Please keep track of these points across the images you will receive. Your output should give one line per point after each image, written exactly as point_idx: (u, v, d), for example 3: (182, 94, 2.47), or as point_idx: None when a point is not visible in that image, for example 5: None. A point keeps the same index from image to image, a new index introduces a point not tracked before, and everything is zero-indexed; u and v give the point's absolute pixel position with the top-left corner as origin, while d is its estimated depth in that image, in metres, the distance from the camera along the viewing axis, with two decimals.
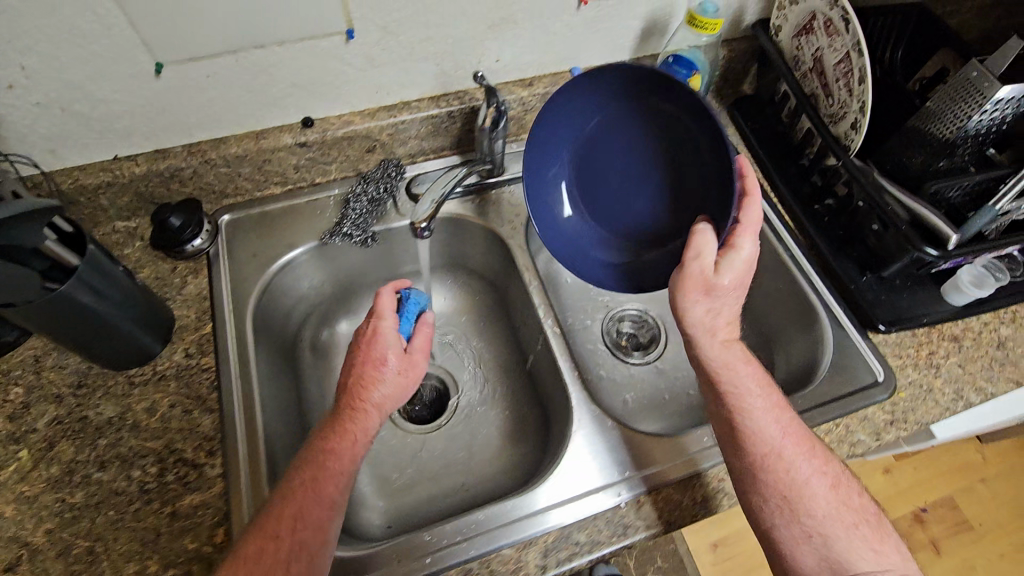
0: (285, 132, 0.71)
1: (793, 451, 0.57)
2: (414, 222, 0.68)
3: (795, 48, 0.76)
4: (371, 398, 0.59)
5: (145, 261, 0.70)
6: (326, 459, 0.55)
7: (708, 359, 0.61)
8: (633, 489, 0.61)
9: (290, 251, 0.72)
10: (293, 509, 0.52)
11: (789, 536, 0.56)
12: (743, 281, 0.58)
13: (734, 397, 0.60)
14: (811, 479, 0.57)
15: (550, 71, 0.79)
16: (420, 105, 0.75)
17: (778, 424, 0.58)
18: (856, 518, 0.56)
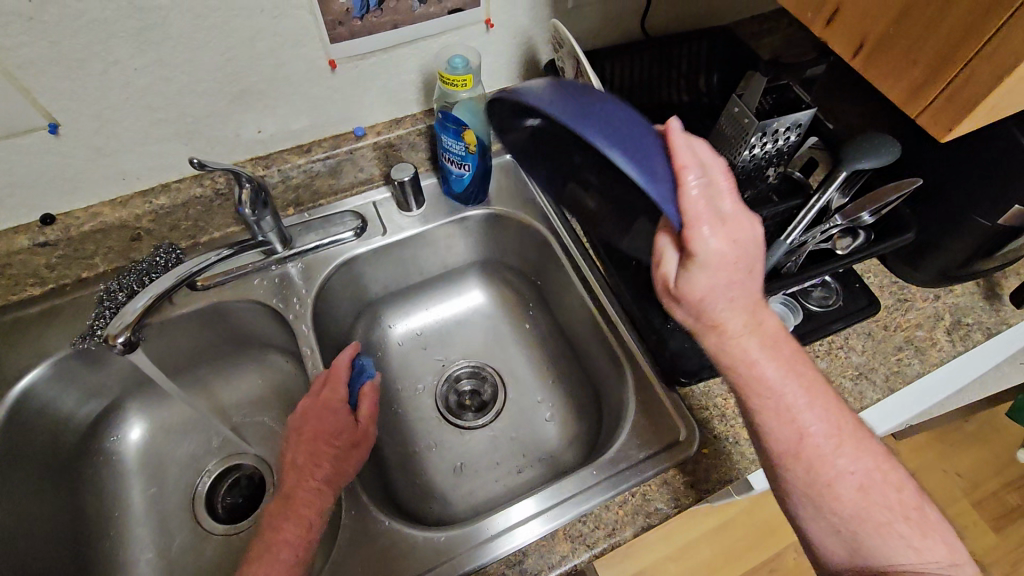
0: (20, 233, 0.65)
1: (820, 444, 0.50)
2: (108, 334, 0.59)
3: (579, 89, 0.73)
4: (323, 477, 0.58)
5: None
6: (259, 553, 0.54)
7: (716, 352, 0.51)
8: (646, 470, 0.61)
9: (42, 361, 0.66)
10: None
11: (816, 529, 0.51)
12: (721, 277, 0.46)
13: (755, 398, 0.50)
14: (838, 476, 0.49)
15: (331, 134, 0.75)
16: (180, 185, 0.69)
17: (801, 415, 0.50)
18: (885, 517, 0.48)
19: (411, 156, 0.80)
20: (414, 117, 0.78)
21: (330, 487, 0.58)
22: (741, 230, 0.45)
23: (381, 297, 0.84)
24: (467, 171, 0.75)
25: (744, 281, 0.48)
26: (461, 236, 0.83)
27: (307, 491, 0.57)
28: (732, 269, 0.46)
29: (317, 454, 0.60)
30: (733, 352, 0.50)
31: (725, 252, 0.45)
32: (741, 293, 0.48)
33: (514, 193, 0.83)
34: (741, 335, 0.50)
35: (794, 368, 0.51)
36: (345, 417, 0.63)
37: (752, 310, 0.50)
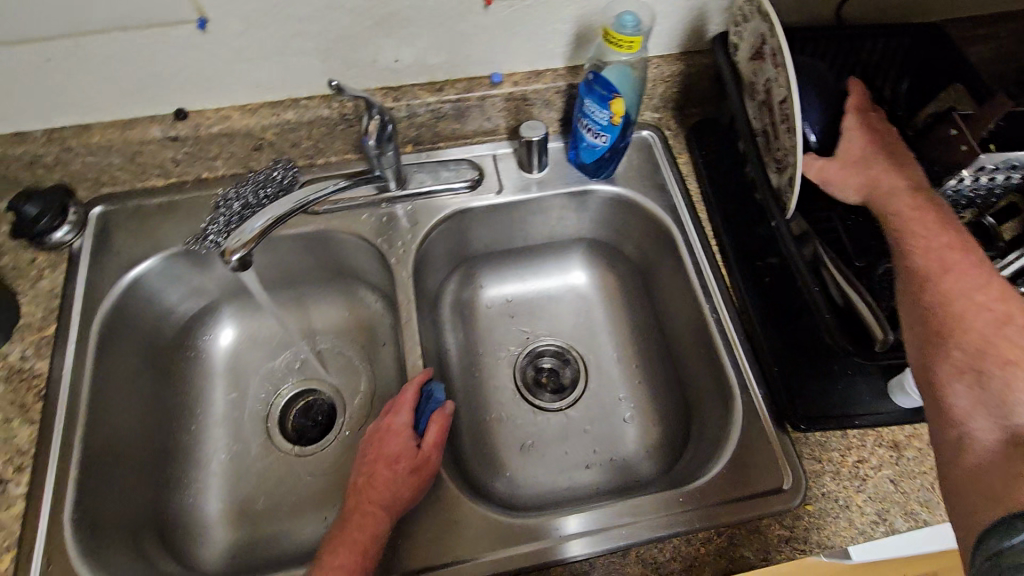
0: (153, 123, 0.65)
1: (963, 285, 0.48)
2: (226, 250, 0.54)
3: (751, 74, 0.64)
4: (380, 500, 0.55)
5: (6, 246, 0.66)
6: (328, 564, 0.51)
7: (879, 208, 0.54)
8: (771, 505, 0.56)
9: (156, 254, 0.67)
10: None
11: (944, 375, 0.47)
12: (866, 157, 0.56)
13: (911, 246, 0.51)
14: (975, 314, 0.47)
15: (466, 75, 0.70)
16: (309, 103, 0.67)
17: (955, 255, 0.50)
18: (1016, 355, 0.45)
19: (542, 114, 0.75)
20: (555, 72, 0.71)
21: (387, 514, 0.54)
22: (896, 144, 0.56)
23: (480, 256, 0.81)
24: (604, 143, 0.68)
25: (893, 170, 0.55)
26: (576, 210, 0.78)
27: (361, 516, 0.54)
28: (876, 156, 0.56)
29: (379, 478, 0.56)
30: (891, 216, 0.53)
31: (850, 141, 0.57)
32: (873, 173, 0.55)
33: (644, 176, 0.76)
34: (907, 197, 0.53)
35: (949, 221, 0.51)
36: (406, 444, 0.59)
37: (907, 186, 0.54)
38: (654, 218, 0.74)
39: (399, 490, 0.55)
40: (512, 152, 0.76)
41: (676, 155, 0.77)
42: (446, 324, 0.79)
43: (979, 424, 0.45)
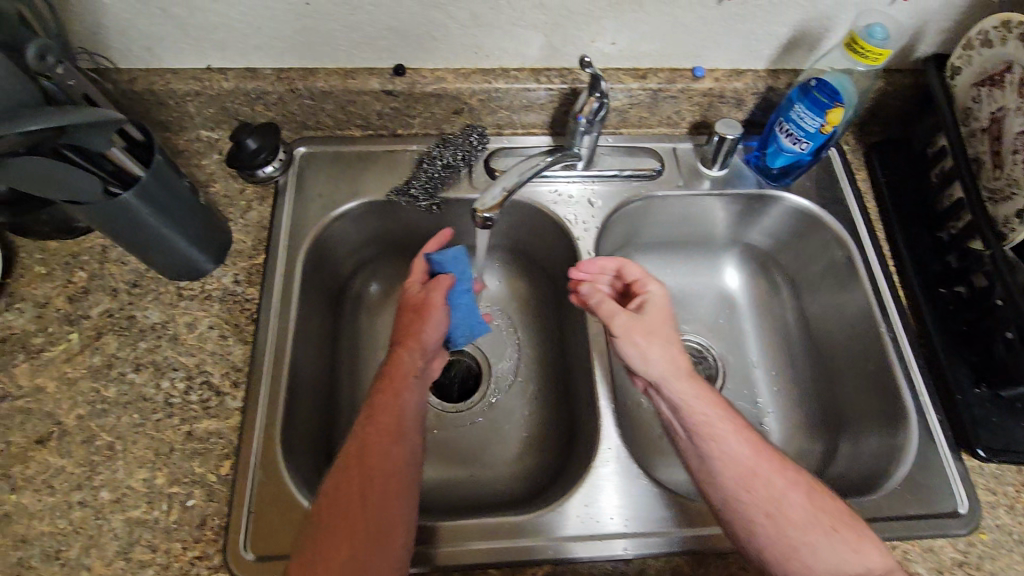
0: (373, 76, 0.67)
1: (705, 418, 0.55)
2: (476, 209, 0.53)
3: (972, 101, 0.65)
4: (406, 340, 0.60)
5: (217, 176, 0.70)
6: (375, 404, 0.56)
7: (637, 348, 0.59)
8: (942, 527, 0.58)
9: (356, 198, 0.71)
10: (338, 475, 0.51)
11: (770, 554, 0.49)
12: (665, 316, 0.61)
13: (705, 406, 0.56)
14: (727, 445, 0.53)
15: (670, 66, 0.70)
16: (518, 75, 0.69)
17: (679, 390, 0.57)
18: (840, 522, 0.50)
19: (731, 114, 0.75)
20: (756, 73, 0.71)
21: (412, 348, 0.60)
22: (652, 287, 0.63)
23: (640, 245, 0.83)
24: (803, 149, 0.68)
25: (666, 318, 0.61)
26: (744, 214, 0.79)
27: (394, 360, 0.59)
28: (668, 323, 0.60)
29: (404, 329, 0.62)
30: (669, 378, 0.57)
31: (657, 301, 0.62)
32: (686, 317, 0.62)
33: (822, 187, 0.76)
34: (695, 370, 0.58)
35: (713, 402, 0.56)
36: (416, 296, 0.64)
37: (680, 361, 0.57)
38: (830, 233, 0.74)
39: (415, 334, 0.61)
40: (693, 147, 0.77)
41: (854, 171, 0.77)
42: None
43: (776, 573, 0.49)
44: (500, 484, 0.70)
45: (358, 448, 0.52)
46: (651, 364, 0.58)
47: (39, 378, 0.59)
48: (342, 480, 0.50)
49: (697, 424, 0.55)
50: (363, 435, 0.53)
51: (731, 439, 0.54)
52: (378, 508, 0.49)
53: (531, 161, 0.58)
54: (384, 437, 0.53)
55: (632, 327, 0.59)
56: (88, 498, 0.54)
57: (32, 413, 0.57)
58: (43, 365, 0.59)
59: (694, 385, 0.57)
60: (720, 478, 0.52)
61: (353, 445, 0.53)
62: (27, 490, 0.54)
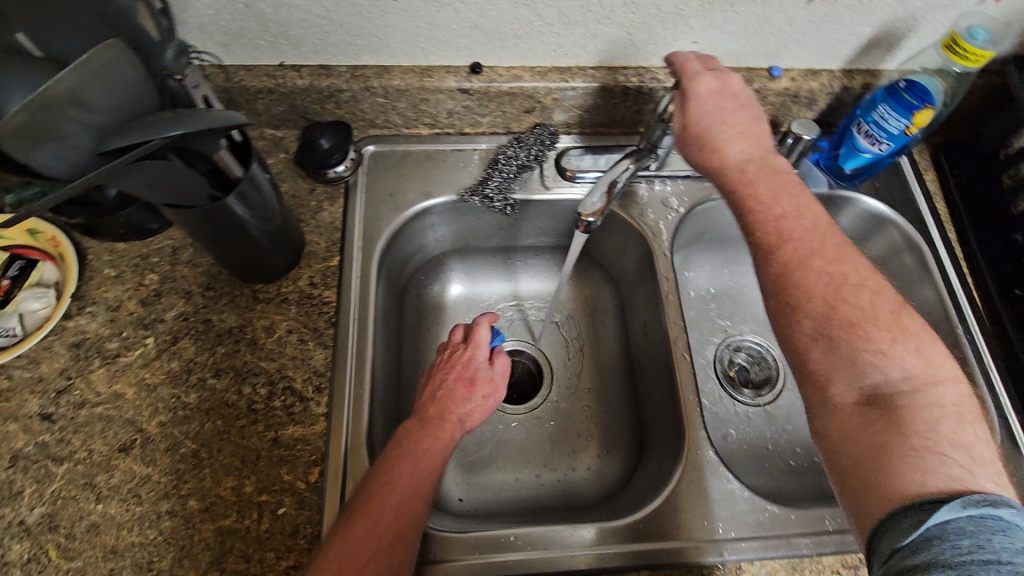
0: (449, 74, 0.66)
1: (749, 198, 0.56)
2: (581, 214, 0.56)
3: None
4: (456, 411, 0.58)
5: (286, 176, 0.69)
6: (421, 454, 0.53)
7: (697, 151, 0.59)
8: None
9: (427, 199, 0.69)
10: (358, 522, 0.47)
11: (798, 342, 0.50)
12: (714, 109, 0.58)
13: (726, 185, 0.57)
14: (768, 223, 0.54)
15: (746, 66, 0.70)
16: (595, 74, 0.68)
17: (747, 179, 0.56)
18: (858, 318, 0.48)
19: (801, 114, 0.74)
20: (830, 74, 0.71)
21: (460, 425, 0.58)
22: (726, 84, 0.58)
23: (700, 243, 0.83)
24: (881, 150, 0.68)
25: (710, 107, 0.58)
26: None
27: (445, 423, 0.57)
28: (723, 119, 0.58)
29: (441, 396, 0.59)
30: (733, 169, 0.57)
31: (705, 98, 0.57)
32: (732, 111, 0.58)
33: (892, 188, 0.75)
34: (741, 158, 0.57)
35: (781, 191, 0.55)
36: (473, 372, 0.61)
37: (719, 146, 0.57)
38: (900, 234, 0.74)
39: (457, 403, 0.59)
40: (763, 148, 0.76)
41: (923, 172, 0.77)
42: None
43: (838, 388, 0.48)
44: (568, 488, 0.69)
45: (384, 502, 0.49)
46: (694, 149, 0.59)
47: (116, 385, 0.57)
48: (369, 530, 0.47)
49: (738, 206, 0.56)
50: (390, 488, 0.50)
51: (776, 234, 0.53)
52: (400, 540, 0.48)
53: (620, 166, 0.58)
54: (415, 495, 0.50)
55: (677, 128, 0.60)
56: (175, 508, 0.53)
57: (113, 421, 0.56)
58: (120, 370, 0.58)
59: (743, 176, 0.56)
60: (765, 272, 0.53)
61: (377, 494, 0.49)
62: (113, 500, 0.52)
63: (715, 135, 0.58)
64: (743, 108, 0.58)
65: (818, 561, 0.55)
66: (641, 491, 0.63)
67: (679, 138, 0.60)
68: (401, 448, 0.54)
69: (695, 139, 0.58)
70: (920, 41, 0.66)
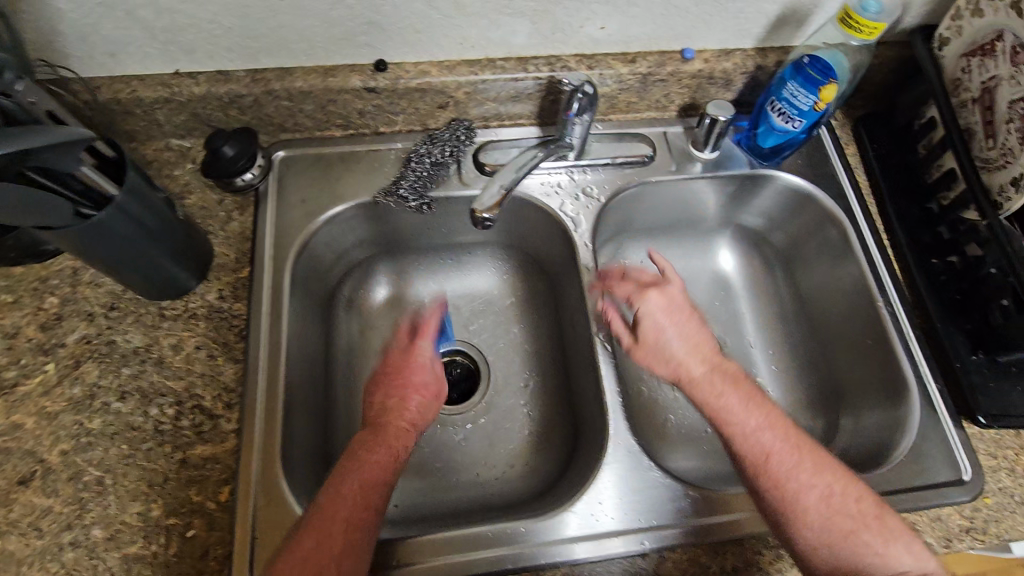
0: (354, 73, 0.64)
1: (734, 405, 0.56)
2: (475, 209, 0.53)
3: (961, 70, 0.63)
4: (405, 416, 0.58)
5: (193, 188, 0.67)
6: (368, 466, 0.52)
7: (664, 361, 0.60)
8: (957, 496, 0.58)
9: (341, 203, 0.68)
10: (309, 536, 0.47)
11: (800, 548, 0.50)
12: (673, 313, 0.62)
13: (693, 390, 0.58)
14: (755, 438, 0.54)
15: (658, 49, 0.69)
16: (505, 65, 0.67)
17: (752, 419, 0.55)
18: (852, 527, 0.50)
19: (720, 94, 0.74)
20: (744, 52, 0.70)
21: (411, 431, 0.58)
22: (667, 292, 0.63)
23: (632, 230, 0.81)
24: (796, 128, 0.67)
25: (666, 327, 0.61)
26: (736, 195, 0.78)
27: (395, 429, 0.56)
28: (698, 347, 0.60)
29: (387, 408, 0.58)
30: (699, 383, 0.58)
31: (653, 310, 0.62)
32: (682, 328, 0.61)
33: (813, 165, 0.76)
34: (703, 371, 0.59)
35: (764, 405, 0.56)
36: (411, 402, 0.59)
37: (675, 365, 0.59)
38: (821, 209, 0.74)
39: (405, 411, 0.58)
40: (683, 131, 0.76)
41: (844, 146, 0.77)
42: None
43: None
44: (504, 486, 0.69)
45: (335, 514, 0.48)
46: (665, 363, 0.60)
47: (14, 416, 0.55)
48: (312, 546, 0.46)
49: (716, 423, 0.56)
50: (337, 501, 0.49)
51: (761, 453, 0.53)
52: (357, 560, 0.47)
53: (522, 160, 0.58)
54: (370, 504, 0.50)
55: (636, 349, 0.62)
56: (79, 538, 0.51)
57: (11, 453, 0.53)
58: (18, 401, 0.55)
59: (729, 400, 0.56)
60: (756, 493, 0.53)
61: (328, 508, 0.49)
62: (11, 535, 0.50)
63: (670, 357, 0.60)
64: (694, 323, 0.62)
65: (740, 543, 0.56)
66: (572, 483, 0.63)
67: (637, 353, 0.62)
68: (349, 461, 0.52)
69: (651, 352, 0.61)
70: (827, 15, 0.66)
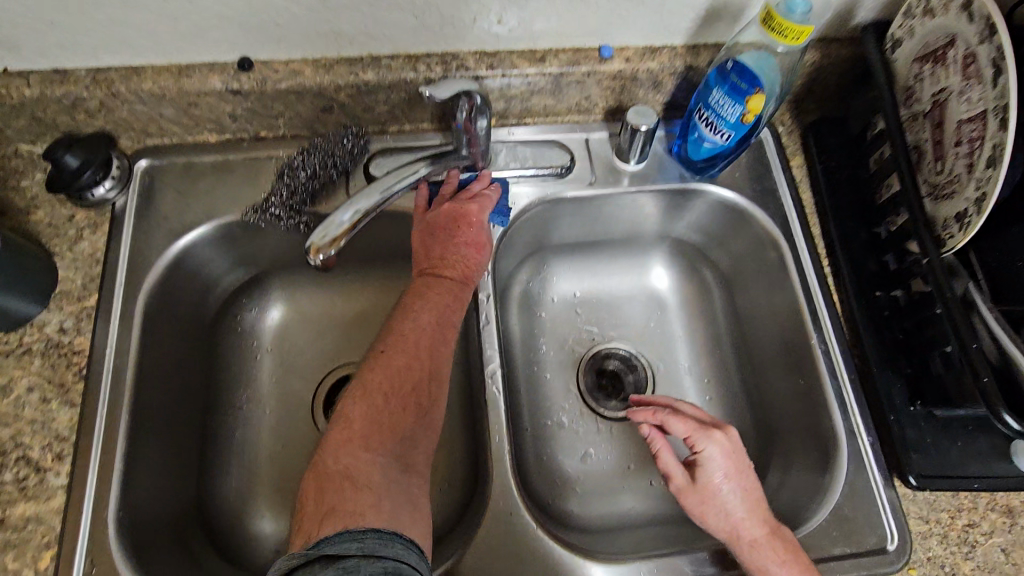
0: (214, 73, 0.56)
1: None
2: (313, 247, 0.45)
3: (914, 79, 0.55)
4: (457, 274, 0.57)
5: (41, 200, 0.59)
6: (429, 305, 0.54)
7: (720, 520, 0.49)
8: (875, 567, 0.52)
9: (211, 220, 0.60)
10: (392, 357, 0.51)
11: None
12: (736, 465, 0.50)
13: (746, 558, 0.48)
14: None
15: (571, 46, 0.60)
16: (392, 64, 0.58)
17: None
18: None
19: (648, 97, 0.65)
20: (672, 50, 0.62)
21: (465, 281, 0.57)
22: (731, 433, 0.52)
23: (555, 245, 0.74)
24: (725, 140, 0.59)
25: (727, 478, 0.50)
26: (669, 209, 0.70)
27: (449, 283, 0.56)
28: (754, 500, 0.49)
29: (447, 257, 0.57)
30: (754, 548, 0.48)
31: (714, 459, 0.50)
32: (744, 480, 0.50)
33: (752, 179, 0.67)
34: (760, 534, 0.48)
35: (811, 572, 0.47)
36: (476, 233, 0.58)
37: (732, 532, 0.48)
38: (759, 228, 0.66)
39: (461, 263, 0.57)
40: (607, 137, 0.68)
41: (789, 157, 0.68)
42: (513, 322, 0.73)
43: None
44: None
45: (410, 342, 0.52)
46: (721, 523, 0.49)
47: None
48: (382, 395, 0.49)
49: None
50: (403, 349, 0.52)
51: None
52: (428, 407, 0.51)
53: (384, 182, 0.50)
54: (448, 320, 0.55)
55: (687, 494, 0.50)
56: None
57: None
58: None
59: (783, 573, 0.47)
60: None
61: (409, 334, 0.53)
62: None
63: (727, 521, 0.49)
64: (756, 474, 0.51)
65: None
66: (454, 540, 0.56)
67: (690, 501, 0.50)
68: (415, 300, 0.55)
69: (704, 504, 0.50)
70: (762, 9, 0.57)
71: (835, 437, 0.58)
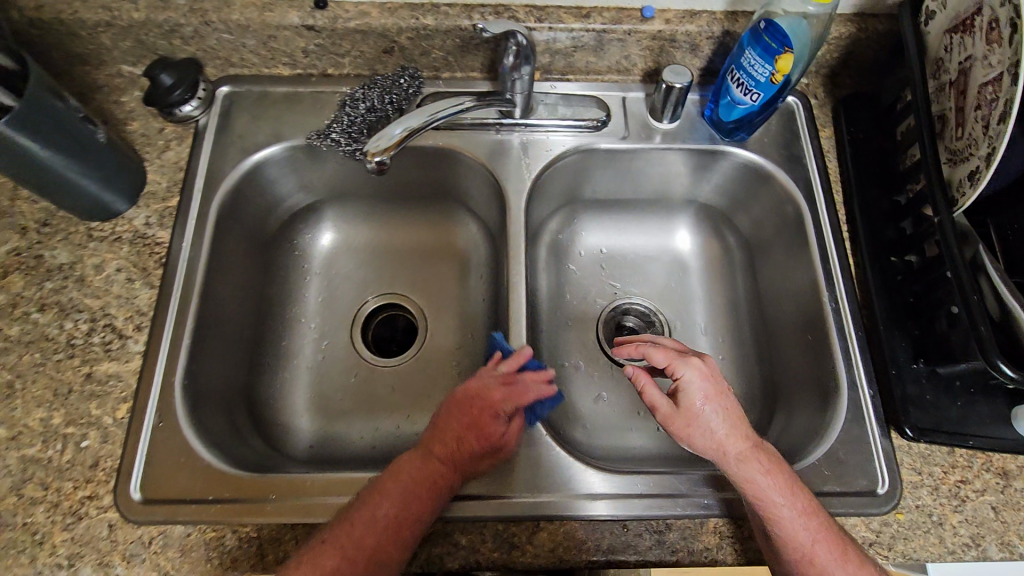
0: (292, 9, 0.63)
1: (772, 488, 0.49)
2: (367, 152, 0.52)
3: (944, 49, 0.57)
4: (448, 470, 0.51)
5: (137, 114, 0.68)
6: (401, 499, 0.48)
7: (706, 443, 0.52)
8: (864, 507, 0.55)
9: (279, 142, 0.67)
10: (328, 553, 0.45)
11: None
12: (714, 388, 0.54)
13: (735, 472, 0.51)
14: (791, 525, 0.48)
15: (615, 5, 0.65)
16: (449, 11, 0.64)
17: (789, 502, 0.49)
18: None
19: (685, 60, 0.69)
20: (711, 15, 0.65)
21: (452, 476, 0.51)
22: (707, 361, 0.55)
23: (587, 199, 0.78)
24: (754, 102, 0.63)
25: (707, 399, 0.53)
26: (697, 170, 0.74)
27: (434, 473, 0.50)
28: (736, 421, 0.52)
29: (450, 440, 0.52)
30: (742, 464, 0.50)
31: (692, 385, 0.53)
32: (724, 402, 0.53)
33: (780, 145, 0.70)
34: (746, 451, 0.51)
35: (796, 485, 0.50)
36: (498, 428, 0.53)
37: (720, 449, 0.51)
38: (782, 191, 0.69)
39: (461, 451, 0.52)
40: (644, 96, 0.72)
41: (819, 128, 0.71)
42: (542, 265, 0.77)
43: None
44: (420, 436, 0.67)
45: (361, 536, 0.46)
46: (709, 445, 0.52)
47: None
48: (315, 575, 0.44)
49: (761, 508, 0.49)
50: (356, 536, 0.46)
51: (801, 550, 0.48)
52: None
53: (435, 107, 0.57)
54: (414, 515, 0.48)
55: (674, 420, 0.53)
56: None
57: None
58: None
59: (771, 484, 0.50)
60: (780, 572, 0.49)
61: (358, 528, 0.47)
62: None
63: (713, 439, 0.52)
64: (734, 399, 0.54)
65: (623, 524, 0.54)
66: None
67: (676, 426, 0.53)
68: (388, 482, 0.49)
69: (690, 429, 0.52)
70: None
71: (838, 388, 0.60)
